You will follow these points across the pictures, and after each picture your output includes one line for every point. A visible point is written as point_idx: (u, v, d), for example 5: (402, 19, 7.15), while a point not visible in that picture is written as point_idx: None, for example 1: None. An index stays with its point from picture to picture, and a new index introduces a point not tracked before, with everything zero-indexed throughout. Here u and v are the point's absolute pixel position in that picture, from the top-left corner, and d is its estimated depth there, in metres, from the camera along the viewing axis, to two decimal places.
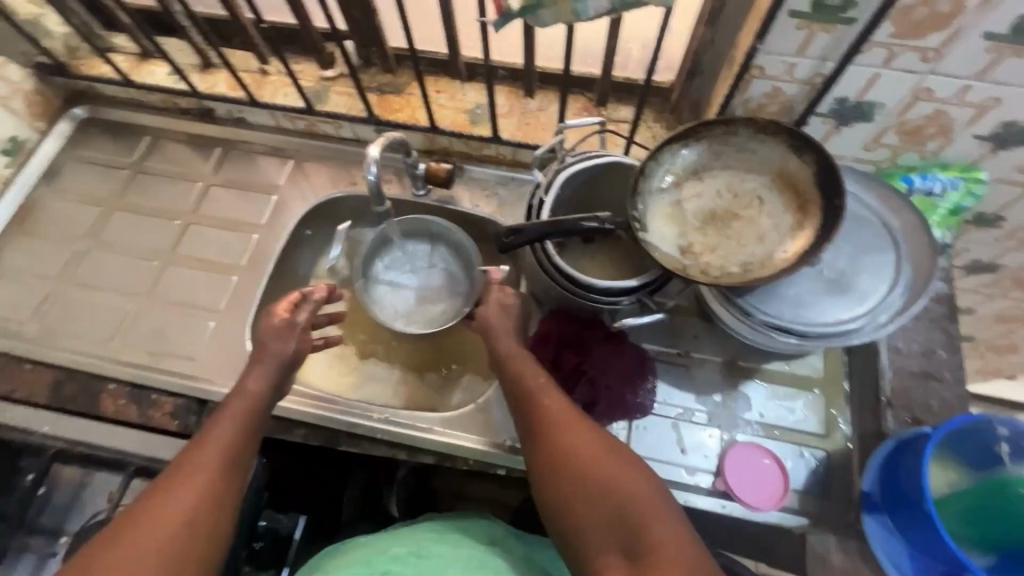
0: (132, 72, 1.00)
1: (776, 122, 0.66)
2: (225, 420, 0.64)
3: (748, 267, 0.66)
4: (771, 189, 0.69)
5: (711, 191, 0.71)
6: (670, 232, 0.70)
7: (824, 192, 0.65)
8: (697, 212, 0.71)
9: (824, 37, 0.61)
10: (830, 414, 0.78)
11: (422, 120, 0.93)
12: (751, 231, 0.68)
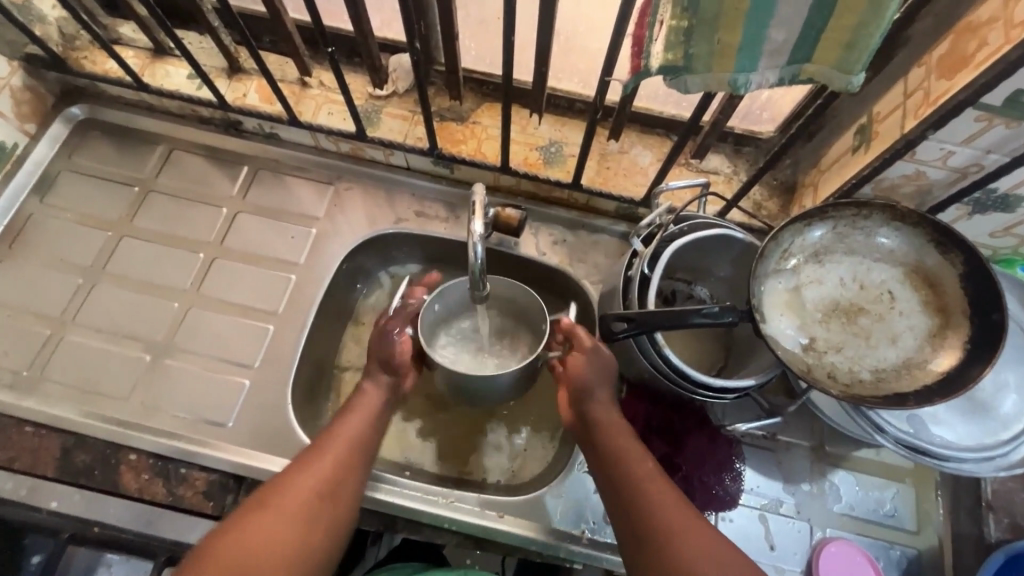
0: (145, 72, 0.85)
1: (921, 213, 0.60)
2: (351, 421, 0.63)
3: (881, 374, 0.59)
4: (903, 283, 0.63)
5: (834, 278, 0.64)
6: (789, 323, 0.63)
7: (971, 298, 0.59)
8: (820, 302, 0.64)
9: (1000, 130, 0.54)
10: (920, 509, 0.74)
11: (488, 155, 0.82)
12: (882, 331, 0.61)
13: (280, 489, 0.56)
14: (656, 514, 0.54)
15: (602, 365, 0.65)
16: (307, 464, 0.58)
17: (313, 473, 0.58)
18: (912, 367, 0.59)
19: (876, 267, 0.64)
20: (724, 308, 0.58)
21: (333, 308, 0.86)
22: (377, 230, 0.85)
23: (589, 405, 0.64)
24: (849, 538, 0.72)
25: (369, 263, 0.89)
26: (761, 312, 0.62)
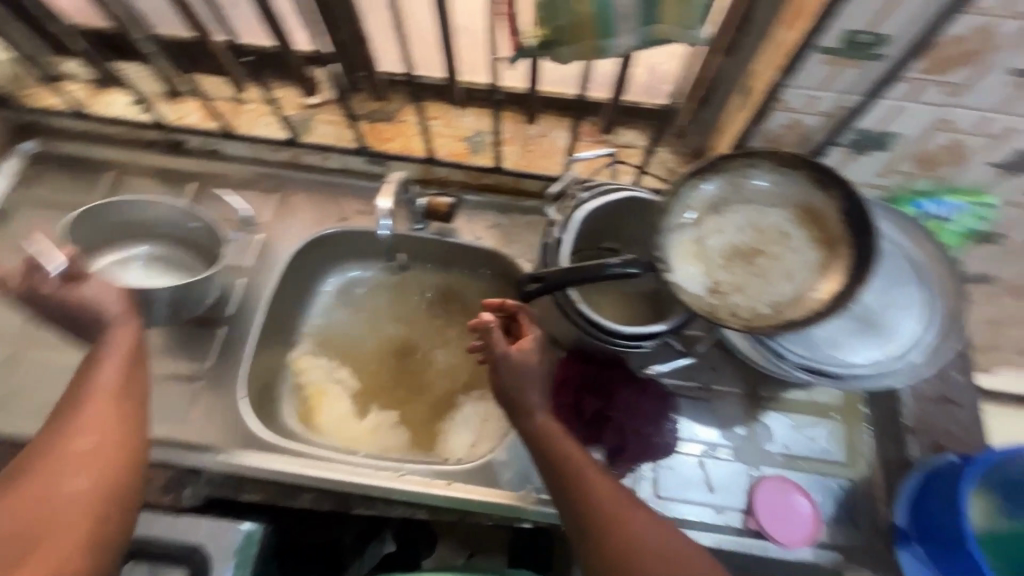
0: (90, 103, 0.91)
1: (799, 155, 0.64)
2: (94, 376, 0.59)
3: (779, 306, 0.64)
4: (794, 223, 0.67)
5: (734, 224, 0.68)
6: (696, 269, 0.66)
7: (849, 228, 0.64)
8: (722, 248, 0.68)
9: (850, 72, 0.59)
10: (852, 441, 0.77)
11: (417, 149, 0.87)
12: (779, 268, 0.66)
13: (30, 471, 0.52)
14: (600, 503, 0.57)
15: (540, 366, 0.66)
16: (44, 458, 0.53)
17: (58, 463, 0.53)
18: (807, 298, 0.63)
19: (769, 211, 0.68)
20: (625, 265, 0.62)
21: (283, 308, 0.90)
22: (320, 230, 0.90)
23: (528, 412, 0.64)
24: (786, 474, 0.76)
25: (315, 264, 0.93)
26: (667, 260, 0.66)
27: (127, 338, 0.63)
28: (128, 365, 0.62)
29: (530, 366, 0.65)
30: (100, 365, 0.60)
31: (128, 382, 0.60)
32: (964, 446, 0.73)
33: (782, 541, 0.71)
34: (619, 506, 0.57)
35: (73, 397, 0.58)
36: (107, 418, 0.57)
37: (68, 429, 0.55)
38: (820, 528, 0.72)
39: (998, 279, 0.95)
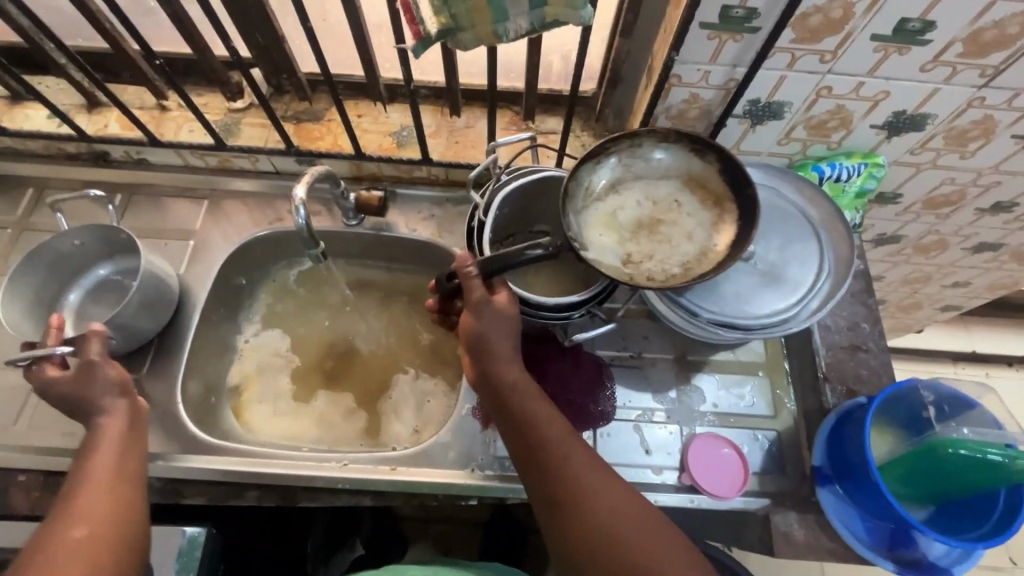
0: (4, 118, 0.89)
1: (675, 129, 0.69)
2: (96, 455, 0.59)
3: (686, 267, 0.67)
4: (683, 191, 0.72)
5: (632, 199, 0.72)
6: (607, 243, 0.69)
7: (732, 188, 0.69)
8: (626, 222, 0.71)
9: (733, 45, 0.64)
10: (776, 395, 0.82)
11: (345, 146, 0.88)
12: (679, 232, 0.70)
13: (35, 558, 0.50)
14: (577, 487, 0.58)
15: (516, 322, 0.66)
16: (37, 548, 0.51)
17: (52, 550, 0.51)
18: (708, 257, 0.68)
19: (661, 182, 0.73)
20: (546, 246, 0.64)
21: (219, 313, 0.90)
22: (254, 231, 0.90)
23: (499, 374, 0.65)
24: (717, 431, 0.80)
25: (253, 264, 0.94)
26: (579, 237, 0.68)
27: (121, 421, 0.63)
28: (123, 451, 0.61)
29: (505, 324, 0.65)
30: (93, 452, 0.60)
31: (122, 466, 0.60)
32: (874, 389, 0.78)
33: (716, 493, 0.74)
34: (595, 493, 0.58)
35: (67, 489, 0.57)
36: (103, 503, 0.56)
37: (64, 517, 0.54)
38: (749, 477, 0.76)
39: (904, 236, 1.02)
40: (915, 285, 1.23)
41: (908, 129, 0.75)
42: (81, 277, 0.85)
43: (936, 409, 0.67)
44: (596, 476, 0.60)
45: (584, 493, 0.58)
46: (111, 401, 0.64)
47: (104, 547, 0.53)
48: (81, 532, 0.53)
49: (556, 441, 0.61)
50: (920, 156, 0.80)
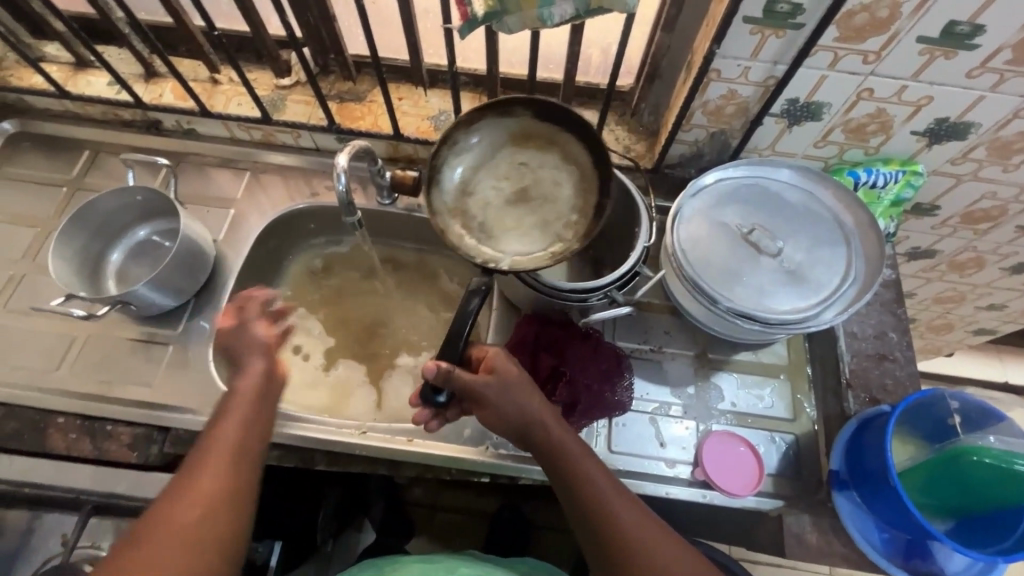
0: (67, 83, 0.94)
1: (473, 109, 0.72)
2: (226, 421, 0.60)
3: (578, 208, 0.76)
4: (520, 150, 0.78)
5: (488, 181, 0.78)
6: (500, 235, 0.75)
7: (555, 124, 0.76)
8: (501, 206, 0.77)
9: (775, 41, 0.64)
10: (796, 399, 0.81)
11: (385, 127, 0.91)
12: (551, 182, 0.77)
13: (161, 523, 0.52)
14: (604, 505, 0.60)
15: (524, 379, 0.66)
16: (158, 517, 0.53)
17: (175, 521, 0.52)
18: (586, 187, 0.76)
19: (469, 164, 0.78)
20: (476, 285, 0.69)
21: (252, 281, 0.93)
22: (292, 204, 0.93)
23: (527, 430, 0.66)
24: (734, 430, 0.79)
25: (286, 238, 0.97)
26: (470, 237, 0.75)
27: (256, 384, 0.64)
28: (252, 416, 0.62)
29: (513, 390, 0.65)
30: (226, 406, 0.62)
31: (247, 434, 0.60)
32: (899, 399, 0.77)
33: (729, 490, 0.74)
34: (620, 511, 0.60)
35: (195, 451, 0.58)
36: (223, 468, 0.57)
37: (186, 481, 0.55)
38: (764, 479, 0.75)
39: (939, 252, 1.01)
40: (948, 305, 1.21)
41: (951, 138, 0.74)
42: (122, 237, 0.89)
43: (963, 416, 0.66)
44: (619, 495, 0.61)
45: (613, 514, 0.60)
46: (252, 365, 0.65)
47: (218, 528, 0.54)
48: (202, 506, 0.54)
49: (579, 466, 0.62)
50: (960, 166, 0.79)
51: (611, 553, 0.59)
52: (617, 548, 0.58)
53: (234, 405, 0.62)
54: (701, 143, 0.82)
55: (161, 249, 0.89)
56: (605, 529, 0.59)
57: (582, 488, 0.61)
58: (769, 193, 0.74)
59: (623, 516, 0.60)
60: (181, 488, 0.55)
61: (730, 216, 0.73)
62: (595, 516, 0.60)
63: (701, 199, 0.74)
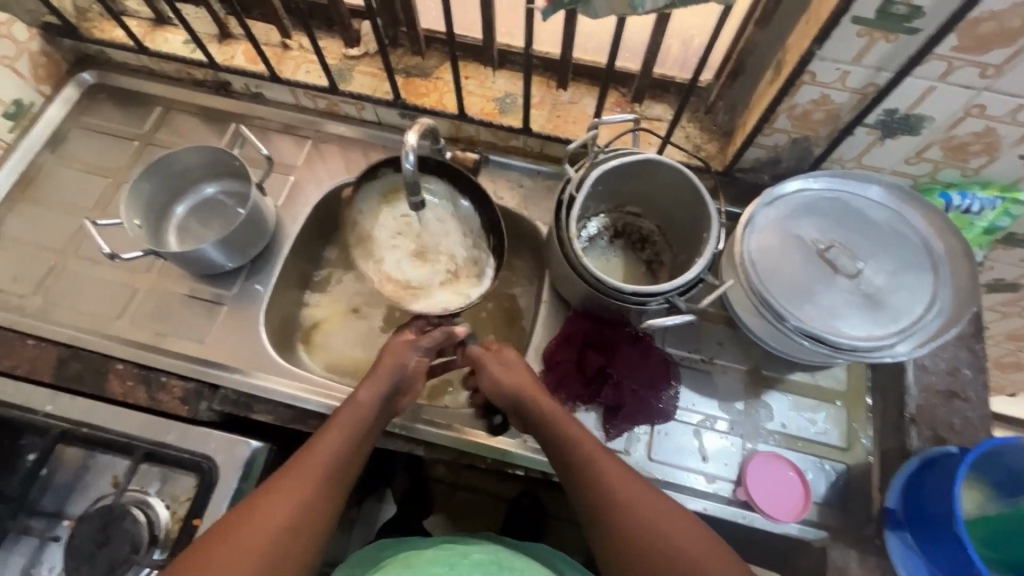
0: (145, 39, 0.96)
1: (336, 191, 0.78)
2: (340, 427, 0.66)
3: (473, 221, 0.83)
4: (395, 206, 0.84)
5: (382, 242, 0.83)
6: (416, 285, 0.80)
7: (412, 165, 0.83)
8: (408, 263, 0.82)
9: (883, 46, 0.60)
10: (852, 427, 0.77)
11: (449, 106, 0.89)
12: (439, 222, 0.84)
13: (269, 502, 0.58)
14: (611, 491, 0.60)
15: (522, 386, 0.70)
16: (239, 517, 0.57)
17: (257, 527, 0.56)
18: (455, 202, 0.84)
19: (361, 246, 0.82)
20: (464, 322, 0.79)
21: (305, 249, 0.94)
22: (349, 176, 0.94)
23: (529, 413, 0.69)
24: (781, 452, 0.76)
25: (340, 210, 0.97)
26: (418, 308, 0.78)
27: (360, 415, 0.68)
28: (345, 442, 0.65)
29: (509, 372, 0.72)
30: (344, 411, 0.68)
31: (338, 461, 0.64)
32: (968, 442, 0.72)
33: (770, 513, 0.71)
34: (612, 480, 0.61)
35: (290, 463, 0.62)
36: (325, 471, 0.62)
37: (297, 471, 0.61)
38: (809, 506, 0.72)
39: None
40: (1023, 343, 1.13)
41: None
42: (187, 194, 0.91)
43: None
44: (625, 481, 0.61)
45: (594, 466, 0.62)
46: (359, 397, 0.69)
47: (288, 544, 0.57)
48: (281, 521, 0.57)
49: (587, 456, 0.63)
50: None
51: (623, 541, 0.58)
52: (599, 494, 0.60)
53: (334, 429, 0.65)
54: (780, 149, 0.77)
55: (226, 209, 0.91)
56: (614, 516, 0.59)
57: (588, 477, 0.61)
58: (852, 208, 0.69)
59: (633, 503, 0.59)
60: (265, 496, 0.59)
61: (806, 230, 0.68)
62: (603, 503, 0.60)
63: (776, 209, 0.70)
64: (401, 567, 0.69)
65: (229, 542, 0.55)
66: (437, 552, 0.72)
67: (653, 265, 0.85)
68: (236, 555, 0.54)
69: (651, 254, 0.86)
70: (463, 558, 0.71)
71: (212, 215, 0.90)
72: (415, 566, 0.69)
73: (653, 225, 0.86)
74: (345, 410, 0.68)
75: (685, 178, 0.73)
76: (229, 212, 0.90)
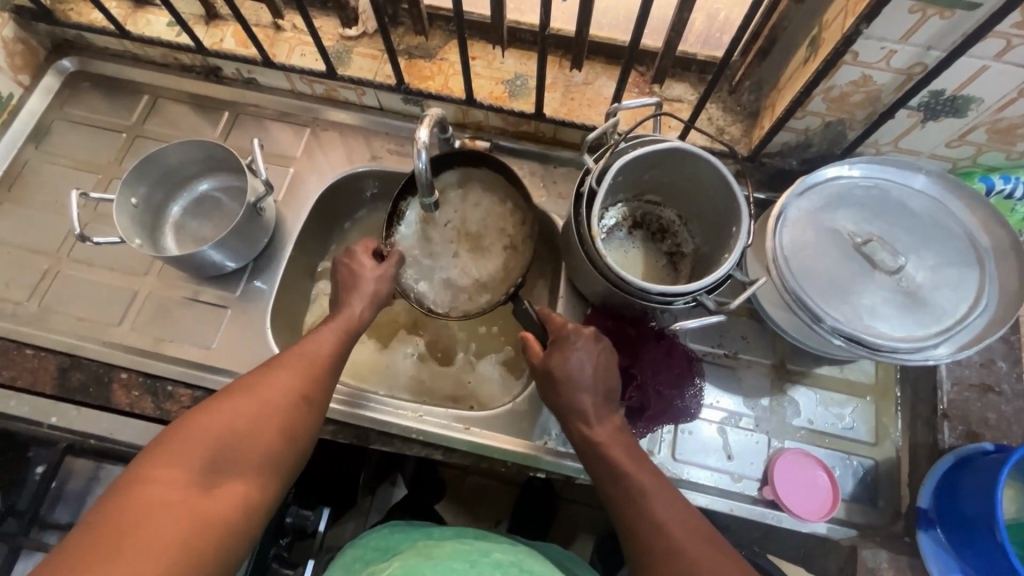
0: (127, 22, 0.89)
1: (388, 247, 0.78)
2: (330, 328, 0.64)
3: (508, 200, 0.82)
4: (433, 227, 0.81)
5: (447, 259, 0.82)
6: (490, 277, 0.81)
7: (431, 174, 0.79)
8: (470, 260, 0.82)
9: (936, 22, 0.54)
10: (880, 422, 0.75)
11: (456, 90, 0.84)
12: (475, 208, 0.83)
13: (259, 385, 0.55)
14: (652, 518, 0.55)
15: (579, 407, 0.62)
16: (234, 393, 0.54)
17: (247, 407, 0.53)
18: (483, 180, 0.82)
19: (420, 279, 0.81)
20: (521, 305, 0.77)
21: (308, 245, 0.90)
22: (352, 167, 0.89)
23: (573, 415, 0.63)
24: (807, 449, 0.74)
25: (342, 202, 0.93)
26: (487, 304, 0.79)
27: (352, 322, 0.66)
28: (337, 346, 0.63)
29: (585, 357, 0.64)
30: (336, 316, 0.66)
31: (334, 351, 0.62)
32: (1001, 437, 0.70)
33: (801, 514, 0.69)
34: (617, 456, 0.59)
35: (276, 359, 0.59)
36: (314, 365, 0.60)
37: (289, 361, 0.59)
38: (838, 504, 0.71)
39: None
40: None
41: None
42: (183, 191, 0.86)
43: None
44: (674, 512, 0.55)
45: (598, 444, 0.61)
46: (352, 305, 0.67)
47: (293, 422, 0.55)
48: (287, 398, 0.56)
49: (630, 476, 0.58)
50: None
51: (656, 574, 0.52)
52: (602, 471, 0.60)
53: (329, 329, 0.64)
54: (812, 132, 0.73)
55: (223, 206, 0.86)
56: (651, 542, 0.54)
57: (625, 501, 0.57)
58: (892, 198, 0.65)
59: (674, 533, 0.53)
60: (256, 383, 0.55)
61: (842, 221, 0.65)
62: (640, 530, 0.55)
63: (810, 199, 0.66)
64: (419, 558, 0.57)
65: (229, 414, 0.52)
66: (457, 545, 0.60)
67: (675, 257, 0.82)
68: (227, 440, 0.50)
69: (671, 245, 0.82)
70: (483, 556, 0.58)
71: (209, 213, 0.86)
72: (434, 557, 0.56)
73: (674, 215, 0.82)
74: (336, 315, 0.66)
75: (714, 167, 0.68)
76: (226, 209, 0.86)
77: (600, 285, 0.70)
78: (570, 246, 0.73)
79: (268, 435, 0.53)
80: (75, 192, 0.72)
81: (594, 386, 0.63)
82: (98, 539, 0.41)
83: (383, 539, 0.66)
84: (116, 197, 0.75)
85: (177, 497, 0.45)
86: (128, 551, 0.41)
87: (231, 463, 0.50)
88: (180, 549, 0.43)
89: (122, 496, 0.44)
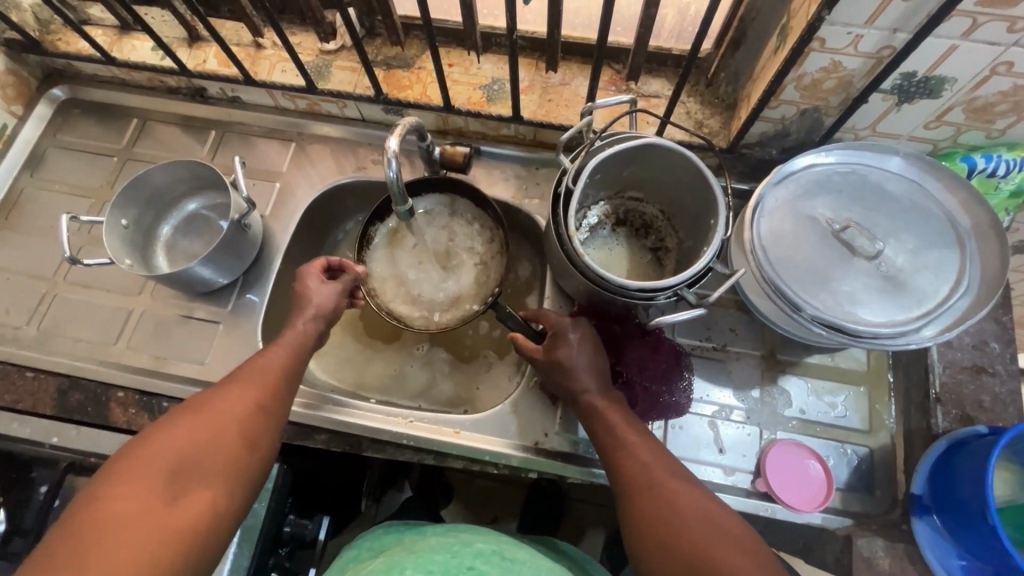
0: (113, 48, 0.91)
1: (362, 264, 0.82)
2: (282, 341, 0.66)
3: (476, 218, 0.86)
4: (406, 249, 0.87)
5: (420, 278, 0.85)
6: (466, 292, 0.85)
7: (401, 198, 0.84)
8: (443, 278, 0.86)
9: (899, 5, 0.54)
10: (874, 409, 0.74)
11: (434, 98, 0.85)
12: (446, 230, 0.86)
13: (215, 399, 0.57)
14: (649, 478, 0.56)
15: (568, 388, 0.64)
16: (191, 407, 0.56)
17: (204, 420, 0.54)
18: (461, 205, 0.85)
19: (397, 296, 0.85)
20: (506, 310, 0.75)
21: (298, 257, 0.91)
22: (338, 179, 0.90)
23: None
24: (801, 439, 0.73)
25: (330, 213, 0.95)
26: (460, 315, 0.82)
27: (304, 334, 0.68)
28: (290, 357, 0.65)
29: (585, 350, 0.66)
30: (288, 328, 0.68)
31: (288, 362, 0.64)
32: (996, 419, 0.69)
33: (793, 505, 0.69)
34: (622, 425, 0.61)
35: (230, 374, 0.61)
36: (269, 376, 0.61)
37: (243, 375, 0.60)
38: (832, 493, 0.70)
39: None
40: None
41: None
42: (172, 211, 0.88)
43: None
44: (669, 472, 0.56)
45: (597, 408, 0.63)
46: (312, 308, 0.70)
47: (253, 430, 0.56)
48: (243, 407, 0.57)
49: (618, 441, 0.60)
50: None
51: (648, 520, 0.53)
52: (603, 429, 0.62)
53: (280, 344, 0.66)
54: (788, 121, 0.73)
55: (212, 225, 0.88)
56: (647, 500, 0.54)
57: (626, 460, 0.58)
58: (870, 183, 0.64)
59: (671, 487, 0.55)
60: (211, 398, 0.57)
61: (821, 209, 0.64)
62: (638, 487, 0.56)
63: (787, 188, 0.65)
64: (401, 554, 0.58)
65: (188, 425, 0.53)
66: (441, 538, 0.61)
67: (659, 252, 0.82)
68: (184, 452, 0.51)
69: (656, 241, 0.82)
70: (466, 546, 0.59)
71: (199, 233, 0.88)
72: (417, 551, 0.57)
73: (656, 211, 0.81)
74: (291, 327, 0.68)
75: (689, 162, 0.68)
76: (215, 227, 0.87)
77: (582, 283, 0.70)
78: (551, 246, 0.73)
79: (230, 443, 0.54)
80: (65, 216, 0.73)
81: (575, 376, 0.65)
82: (60, 565, 0.42)
83: (376, 540, 0.66)
84: (104, 220, 0.77)
85: (137, 510, 0.46)
86: (93, 570, 0.42)
87: (191, 474, 0.50)
88: (147, 561, 0.44)
89: (83, 518, 0.45)
